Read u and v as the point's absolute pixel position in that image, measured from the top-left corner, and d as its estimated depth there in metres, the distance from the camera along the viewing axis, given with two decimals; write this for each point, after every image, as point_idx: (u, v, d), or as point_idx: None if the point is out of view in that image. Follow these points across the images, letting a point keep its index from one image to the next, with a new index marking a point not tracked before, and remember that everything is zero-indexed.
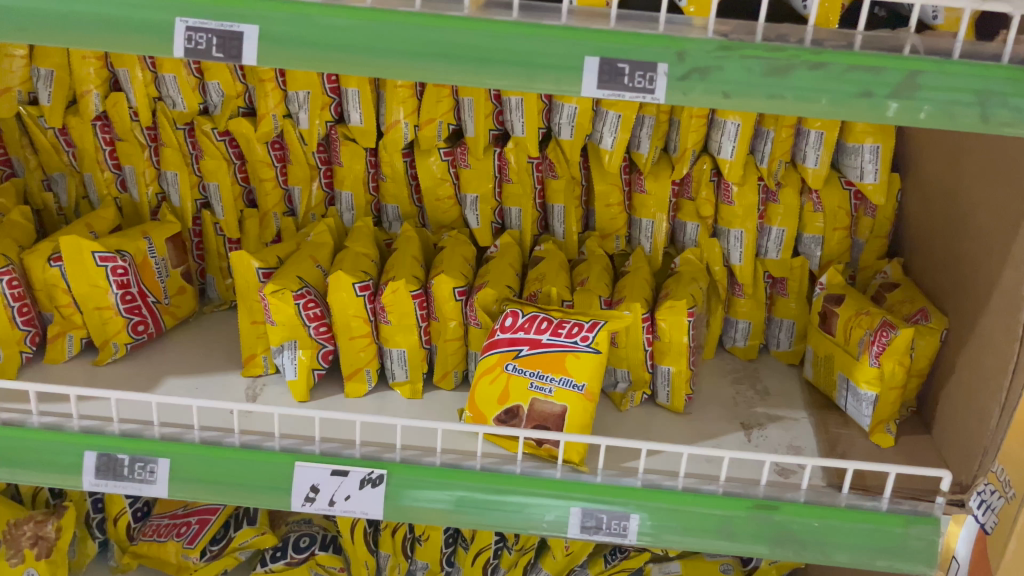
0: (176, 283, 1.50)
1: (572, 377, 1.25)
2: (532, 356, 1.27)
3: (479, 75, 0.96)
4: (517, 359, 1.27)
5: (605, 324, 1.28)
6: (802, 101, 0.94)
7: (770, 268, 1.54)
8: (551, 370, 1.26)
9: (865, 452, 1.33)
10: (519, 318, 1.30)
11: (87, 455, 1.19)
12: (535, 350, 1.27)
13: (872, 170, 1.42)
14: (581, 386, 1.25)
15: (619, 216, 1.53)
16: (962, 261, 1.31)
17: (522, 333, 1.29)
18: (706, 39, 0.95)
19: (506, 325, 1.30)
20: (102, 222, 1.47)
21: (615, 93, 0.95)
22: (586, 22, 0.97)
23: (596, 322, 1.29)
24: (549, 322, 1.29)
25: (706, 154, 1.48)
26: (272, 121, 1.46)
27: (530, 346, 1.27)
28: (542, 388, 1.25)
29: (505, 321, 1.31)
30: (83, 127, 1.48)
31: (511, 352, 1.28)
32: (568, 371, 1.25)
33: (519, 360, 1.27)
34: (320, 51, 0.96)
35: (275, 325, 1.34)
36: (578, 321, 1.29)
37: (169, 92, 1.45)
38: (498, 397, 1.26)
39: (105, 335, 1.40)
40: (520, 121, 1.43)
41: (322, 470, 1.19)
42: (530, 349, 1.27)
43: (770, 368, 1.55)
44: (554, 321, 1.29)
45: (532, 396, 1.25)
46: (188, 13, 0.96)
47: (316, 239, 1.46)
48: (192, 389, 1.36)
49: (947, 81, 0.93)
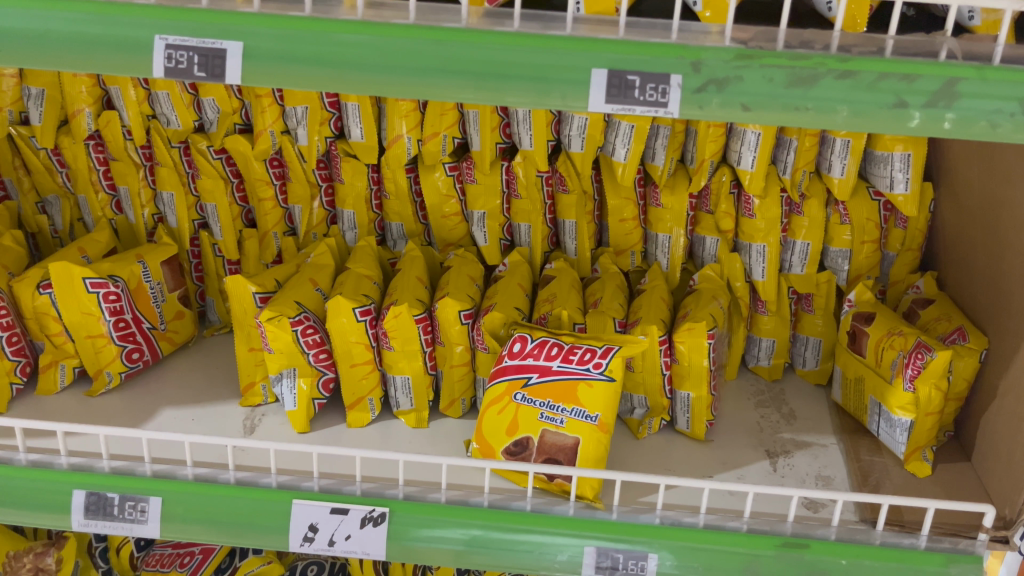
0: (173, 307, 1.44)
1: (585, 408, 1.18)
2: (541, 384, 1.20)
3: (478, 91, 0.89)
4: (525, 389, 1.20)
5: (618, 350, 1.21)
6: (828, 113, 0.86)
7: (793, 284, 1.46)
8: (562, 401, 1.19)
9: (900, 484, 1.24)
10: (527, 344, 1.24)
11: (75, 494, 1.13)
12: (544, 378, 1.21)
13: (903, 179, 1.33)
14: (593, 417, 1.18)
15: (633, 232, 1.45)
16: (1004, 277, 1.23)
17: (532, 360, 1.22)
18: (723, 47, 0.87)
19: (514, 351, 1.24)
20: (96, 246, 1.42)
21: (625, 107, 0.88)
22: (594, 31, 0.90)
23: (609, 347, 1.22)
24: (559, 347, 1.23)
25: (726, 165, 1.40)
26: (270, 138, 1.40)
27: (540, 374, 1.21)
28: (552, 419, 1.19)
29: (513, 347, 1.24)
30: (75, 147, 1.43)
31: (520, 380, 1.21)
32: (580, 402, 1.19)
33: (528, 389, 1.20)
34: (308, 68, 0.90)
35: (273, 352, 1.29)
36: (590, 346, 1.22)
37: (163, 109, 1.39)
38: (507, 429, 1.20)
39: (98, 364, 1.35)
40: (528, 134, 1.35)
41: (321, 508, 1.12)
42: (539, 377, 1.21)
43: (797, 389, 1.46)
44: (565, 347, 1.23)
45: (542, 428, 1.19)
46: (168, 30, 0.90)
47: (316, 260, 1.41)
48: (188, 421, 1.30)
49: (989, 89, 0.85)
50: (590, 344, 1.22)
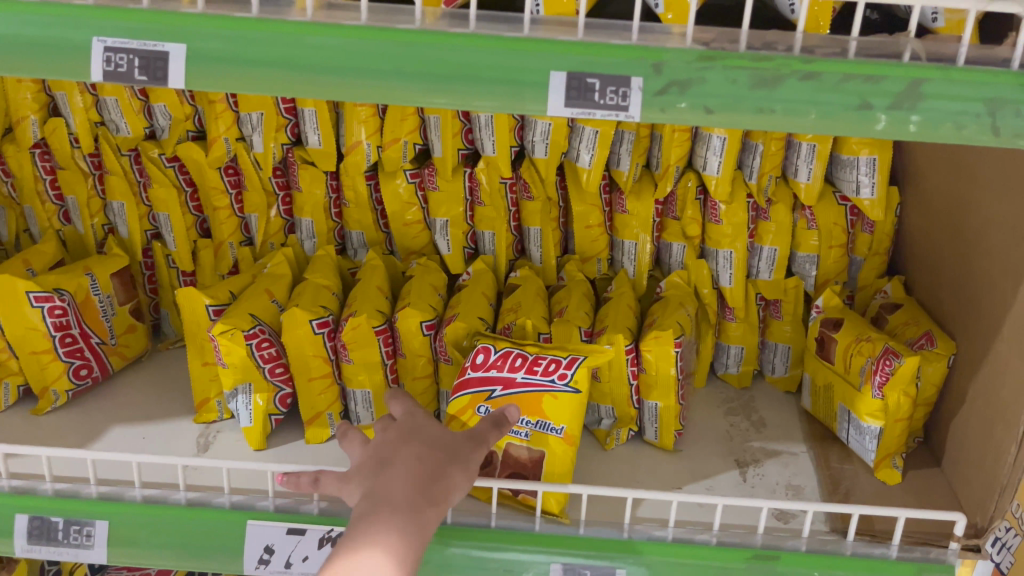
0: (124, 321, 1.39)
1: (551, 420, 1.16)
2: (505, 397, 1.17)
3: (434, 94, 0.86)
4: (488, 402, 1.17)
5: (584, 360, 1.16)
6: (793, 115, 0.84)
7: (762, 290, 1.43)
8: (527, 414, 1.16)
9: (870, 492, 1.23)
10: (491, 355, 1.20)
11: (18, 518, 1.08)
12: (508, 390, 1.17)
13: (869, 184, 1.32)
14: (559, 429, 1.16)
15: (599, 239, 1.42)
16: (971, 281, 1.22)
17: (495, 372, 1.18)
18: (685, 49, 0.85)
19: (477, 363, 1.20)
20: (41, 258, 1.36)
21: (586, 111, 0.85)
22: (553, 33, 0.88)
23: (575, 357, 1.18)
24: (523, 359, 1.19)
25: (691, 170, 1.38)
26: (224, 145, 1.36)
27: (504, 387, 1.17)
28: (518, 433, 1.17)
29: (476, 359, 1.20)
30: (21, 156, 1.38)
31: (483, 393, 1.18)
32: (545, 414, 1.16)
33: (492, 402, 1.17)
34: (256, 71, 0.86)
35: (226, 367, 1.24)
36: (556, 355, 1.18)
37: (112, 116, 1.34)
38: None
39: (44, 382, 1.29)
40: (490, 140, 1.32)
41: (277, 529, 1.07)
42: (503, 390, 1.17)
43: (766, 397, 1.44)
44: (530, 357, 1.19)
45: (506, 441, 1.17)
46: (107, 32, 0.86)
47: (273, 271, 1.36)
48: (139, 439, 1.25)
49: (953, 90, 0.83)
50: (555, 353, 1.18)
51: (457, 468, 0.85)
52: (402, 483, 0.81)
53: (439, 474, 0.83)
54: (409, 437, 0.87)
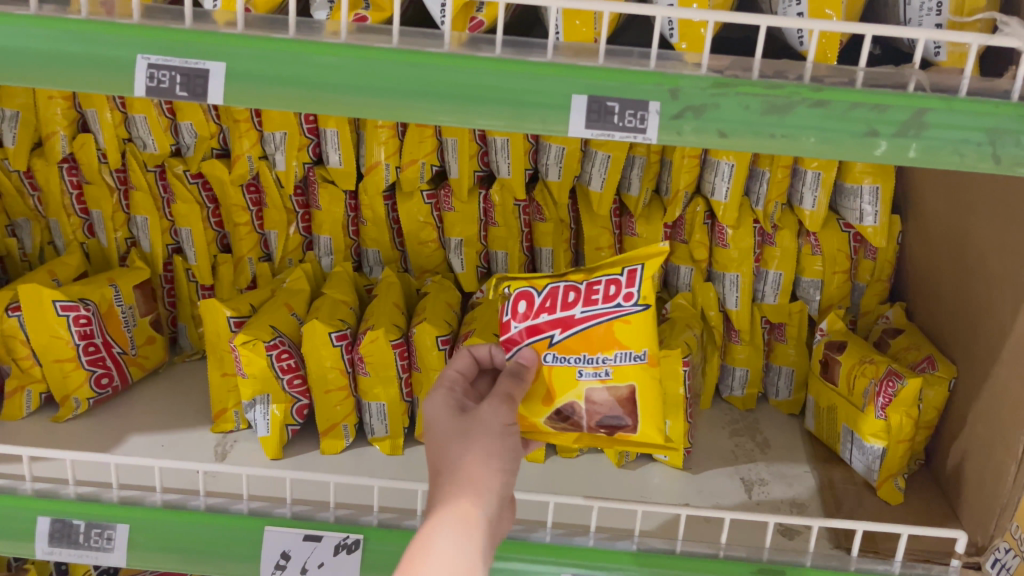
0: (144, 332, 1.42)
1: (630, 349, 1.01)
2: (567, 339, 1.01)
3: (461, 114, 0.90)
4: (552, 348, 1.02)
5: (644, 271, 1.00)
6: (805, 141, 0.89)
7: (767, 313, 1.47)
8: (600, 350, 1.01)
9: (873, 511, 1.25)
10: (534, 299, 1.03)
11: (41, 521, 1.10)
12: (569, 331, 1.01)
13: (872, 212, 1.36)
14: (642, 355, 1.02)
15: (610, 260, 1.46)
16: (970, 305, 1.25)
17: (548, 315, 1.02)
18: (700, 76, 0.89)
19: (520, 312, 1.03)
20: (67, 269, 1.41)
21: (605, 133, 0.89)
22: (574, 59, 0.92)
23: (632, 270, 1.01)
24: (576, 291, 1.02)
25: (700, 196, 1.43)
26: (247, 163, 1.40)
27: (563, 328, 1.02)
28: (595, 373, 1.02)
29: (517, 308, 1.03)
30: (49, 170, 1.42)
31: (543, 340, 1.02)
32: (621, 344, 1.01)
33: (556, 348, 1.02)
34: (291, 90, 0.90)
35: (247, 377, 1.27)
36: (611, 275, 1.02)
37: (140, 133, 1.38)
38: (544, 398, 1.03)
39: (65, 390, 1.32)
40: (506, 162, 1.37)
41: (294, 535, 1.10)
42: (563, 332, 1.01)
43: (771, 419, 1.48)
44: (583, 287, 1.02)
45: (584, 388, 1.02)
46: (150, 50, 0.90)
47: (291, 285, 1.40)
48: (157, 447, 1.28)
49: (955, 120, 0.88)
50: (611, 274, 1.01)
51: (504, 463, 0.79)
52: (454, 505, 0.75)
53: (486, 486, 0.77)
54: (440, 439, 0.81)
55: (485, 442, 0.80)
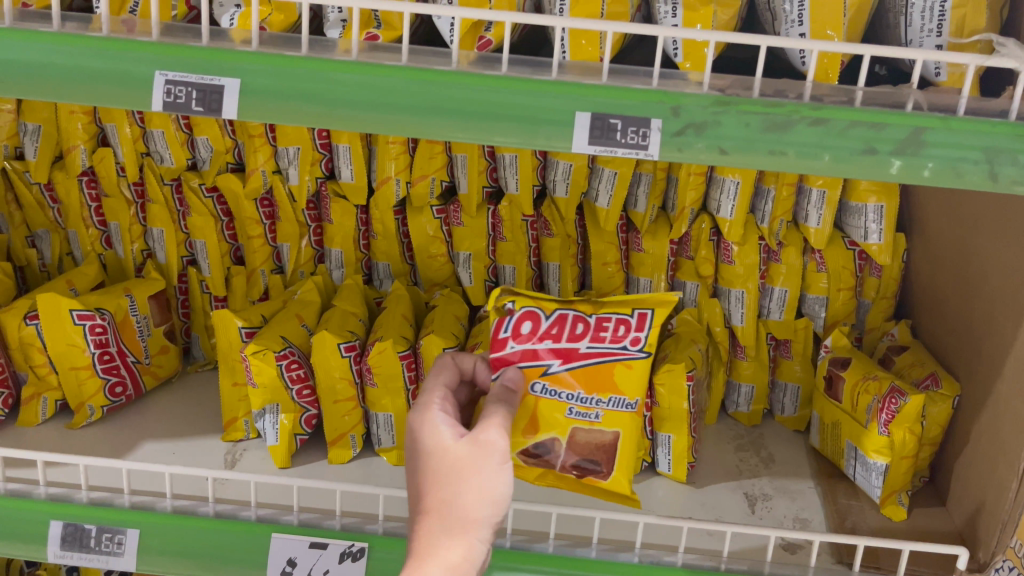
0: (158, 342, 1.45)
1: (625, 396, 1.09)
2: (565, 371, 1.07)
3: (468, 130, 0.92)
4: (544, 378, 1.07)
5: (652, 316, 1.09)
6: (805, 158, 0.90)
7: (772, 330, 1.48)
8: (600, 391, 1.08)
9: (876, 527, 1.26)
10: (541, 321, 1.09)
11: (53, 524, 1.12)
12: (570, 364, 1.07)
13: (876, 230, 1.37)
14: (634, 404, 1.10)
15: (616, 276, 1.47)
16: (974, 323, 1.26)
17: (552, 342, 1.07)
18: (702, 94, 0.91)
19: (525, 330, 1.08)
20: (84, 279, 1.44)
21: (608, 149, 0.91)
22: (579, 77, 0.94)
23: (642, 313, 1.10)
24: (584, 323, 1.09)
25: (706, 213, 1.44)
26: (261, 177, 1.43)
27: (562, 360, 1.07)
28: (585, 414, 1.09)
29: (524, 325, 1.08)
30: (69, 182, 1.45)
31: (539, 367, 1.07)
32: (618, 390, 1.09)
33: (549, 378, 1.07)
34: (304, 106, 0.93)
35: (257, 387, 1.29)
36: (622, 316, 1.10)
37: (157, 147, 1.42)
38: (531, 425, 1.08)
39: (81, 397, 1.35)
40: (515, 179, 1.40)
41: (300, 542, 1.11)
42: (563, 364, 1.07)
43: (776, 435, 1.48)
44: (591, 322, 1.10)
45: (570, 426, 1.08)
46: (169, 67, 0.93)
47: (303, 297, 1.42)
48: (169, 454, 1.30)
49: (953, 138, 0.89)
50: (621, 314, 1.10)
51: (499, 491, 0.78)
52: (446, 545, 0.76)
53: (478, 525, 0.77)
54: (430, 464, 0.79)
55: (483, 476, 0.77)
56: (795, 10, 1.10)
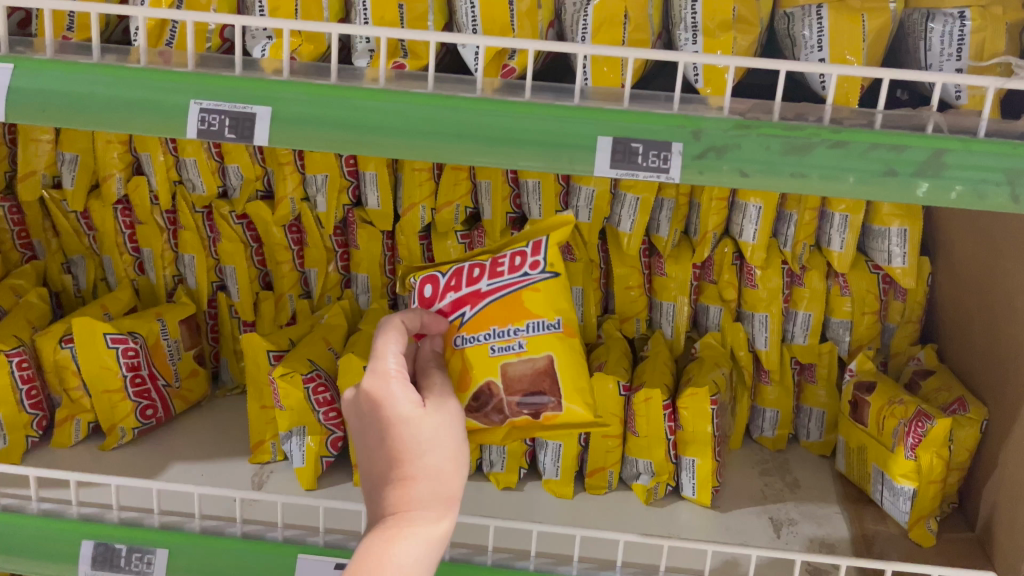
0: (188, 366, 1.48)
1: (542, 319, 1.15)
2: (477, 317, 1.15)
3: (493, 155, 0.94)
4: (463, 330, 1.16)
5: (547, 241, 1.17)
6: (828, 180, 0.91)
7: (796, 354, 1.48)
8: (513, 322, 1.15)
9: (904, 553, 1.25)
10: (439, 284, 1.19)
11: (84, 544, 1.14)
12: (479, 305, 1.16)
13: (900, 254, 1.37)
14: (556, 325, 1.16)
15: (638, 300, 1.49)
16: (1000, 346, 1.26)
17: (455, 294, 1.17)
18: (722, 118, 0.93)
19: (427, 296, 1.19)
20: (117, 304, 1.48)
21: (630, 172, 0.92)
22: (602, 103, 0.96)
23: (539, 242, 1.17)
24: (481, 267, 1.17)
25: (728, 237, 1.45)
26: (290, 204, 1.46)
27: (474, 306, 1.16)
28: (509, 346, 1.15)
29: (426, 291, 1.19)
30: (104, 211, 1.49)
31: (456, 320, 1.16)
32: (531, 314, 1.15)
33: (466, 328, 1.16)
34: (333, 132, 0.95)
35: (284, 409, 1.32)
36: (518, 251, 1.18)
37: (190, 175, 1.45)
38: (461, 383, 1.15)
39: (113, 419, 1.38)
40: (537, 204, 1.41)
41: (326, 563, 1.12)
42: (473, 309, 1.16)
43: (801, 460, 1.48)
44: (489, 263, 1.18)
45: (500, 363, 1.15)
46: (203, 96, 0.96)
47: (329, 321, 1.45)
48: (197, 475, 1.33)
49: (974, 160, 0.90)
50: (517, 247, 1.18)
51: (459, 504, 0.76)
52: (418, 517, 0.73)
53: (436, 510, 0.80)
54: (395, 447, 0.76)
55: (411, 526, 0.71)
56: (815, 35, 1.12)
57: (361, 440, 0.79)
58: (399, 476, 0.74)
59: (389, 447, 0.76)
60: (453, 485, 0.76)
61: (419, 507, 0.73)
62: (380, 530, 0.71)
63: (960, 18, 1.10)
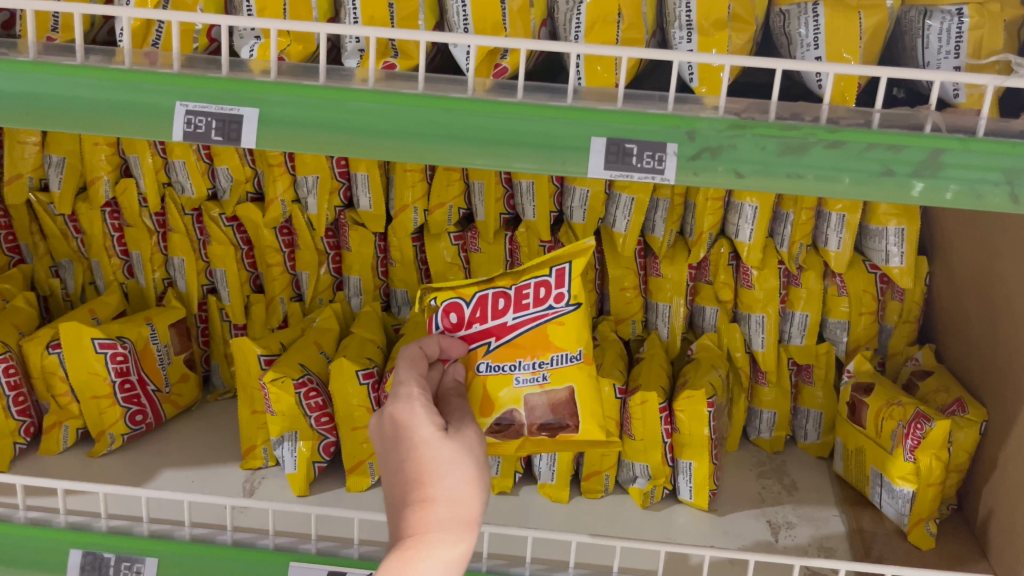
0: (178, 370, 1.46)
1: (565, 350, 1.13)
2: (500, 348, 1.11)
3: (484, 156, 0.92)
4: (487, 357, 1.12)
5: (569, 269, 1.10)
6: (824, 180, 0.90)
7: (793, 355, 1.46)
8: (539, 354, 1.12)
9: (904, 556, 1.23)
10: (463, 311, 1.11)
11: (72, 553, 1.12)
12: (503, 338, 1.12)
13: (897, 253, 1.36)
14: (578, 357, 1.14)
15: (633, 301, 1.47)
16: (1000, 347, 1.24)
17: (478, 325, 1.11)
18: (717, 118, 0.91)
19: (451, 324, 1.11)
20: (106, 308, 1.46)
21: (623, 173, 0.91)
22: (595, 103, 0.94)
23: (560, 269, 1.11)
24: (506, 297, 1.11)
25: (724, 237, 1.44)
26: (280, 206, 1.44)
27: (498, 337, 1.11)
28: (533, 378, 1.13)
29: (450, 320, 1.11)
30: (92, 214, 1.47)
31: (480, 348, 1.11)
32: (554, 347, 1.13)
33: (491, 356, 1.12)
34: (322, 134, 0.94)
35: (275, 415, 1.30)
36: (540, 279, 1.11)
37: (178, 177, 1.43)
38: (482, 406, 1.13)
39: (101, 425, 1.36)
40: (531, 205, 1.39)
41: (318, 571, 1.11)
42: (498, 340, 1.11)
43: (798, 462, 1.46)
44: (513, 291, 1.11)
45: (522, 393, 1.13)
46: (189, 97, 0.94)
47: (321, 324, 1.43)
48: (188, 482, 1.31)
49: (973, 159, 0.88)
50: (541, 276, 1.10)
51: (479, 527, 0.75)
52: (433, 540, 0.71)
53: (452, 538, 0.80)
54: (416, 469, 0.76)
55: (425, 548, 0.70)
56: (811, 33, 1.10)
57: (384, 464, 0.79)
58: (419, 498, 0.74)
59: (407, 468, 0.76)
60: (474, 508, 0.75)
61: (439, 529, 0.72)
62: (398, 551, 0.70)
63: (958, 15, 1.08)
